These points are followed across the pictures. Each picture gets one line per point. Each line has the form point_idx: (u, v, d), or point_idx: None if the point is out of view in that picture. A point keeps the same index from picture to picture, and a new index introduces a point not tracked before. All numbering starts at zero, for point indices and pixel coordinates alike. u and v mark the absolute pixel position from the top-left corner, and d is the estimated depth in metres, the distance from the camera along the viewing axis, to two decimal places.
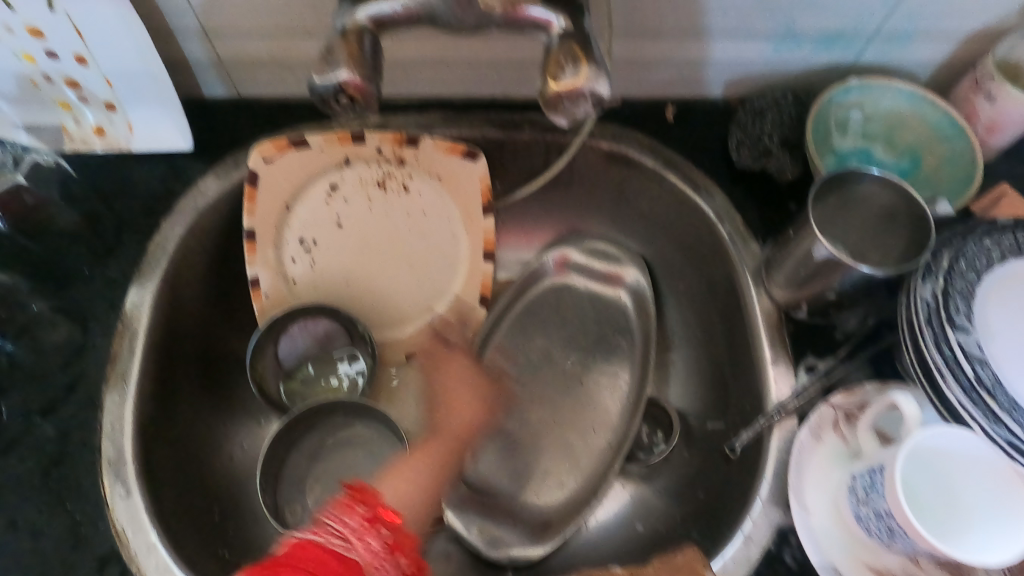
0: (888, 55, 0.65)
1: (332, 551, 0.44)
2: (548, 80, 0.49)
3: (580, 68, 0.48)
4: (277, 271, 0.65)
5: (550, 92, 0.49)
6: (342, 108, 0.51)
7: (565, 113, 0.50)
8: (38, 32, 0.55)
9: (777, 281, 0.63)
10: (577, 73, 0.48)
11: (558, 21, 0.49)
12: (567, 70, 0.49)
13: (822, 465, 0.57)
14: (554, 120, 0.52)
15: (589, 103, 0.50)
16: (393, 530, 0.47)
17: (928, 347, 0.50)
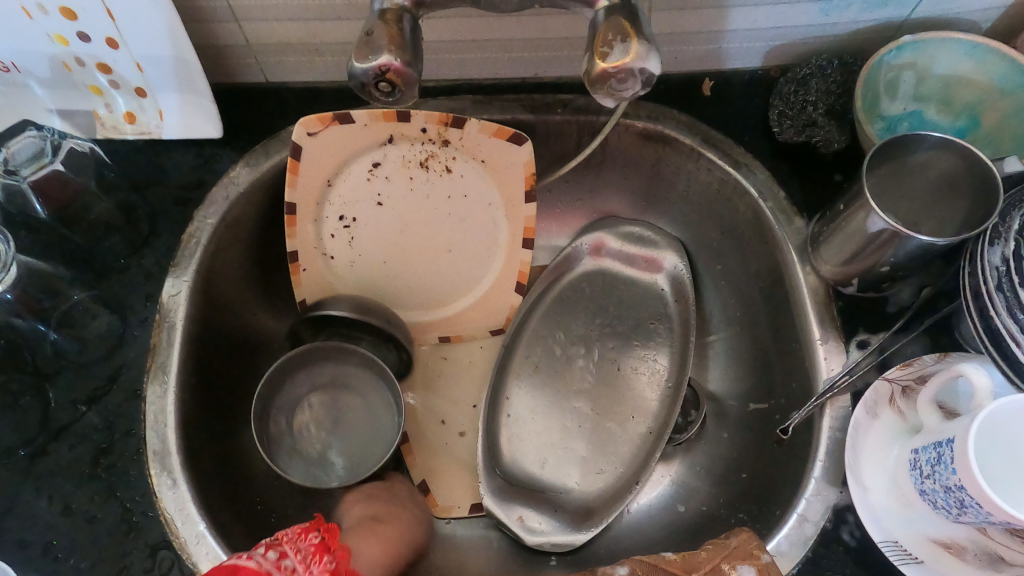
0: (945, 8, 0.60)
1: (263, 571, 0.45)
2: (594, 57, 0.46)
3: (634, 43, 0.45)
4: (316, 246, 0.68)
5: (596, 70, 0.46)
6: (381, 95, 0.48)
7: (612, 92, 0.46)
8: (70, 14, 0.55)
9: (824, 258, 0.60)
10: (630, 50, 0.45)
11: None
12: (614, 48, 0.45)
13: (879, 441, 0.54)
14: (603, 102, 0.48)
15: (638, 82, 0.46)
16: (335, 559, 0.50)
17: (998, 312, 0.47)
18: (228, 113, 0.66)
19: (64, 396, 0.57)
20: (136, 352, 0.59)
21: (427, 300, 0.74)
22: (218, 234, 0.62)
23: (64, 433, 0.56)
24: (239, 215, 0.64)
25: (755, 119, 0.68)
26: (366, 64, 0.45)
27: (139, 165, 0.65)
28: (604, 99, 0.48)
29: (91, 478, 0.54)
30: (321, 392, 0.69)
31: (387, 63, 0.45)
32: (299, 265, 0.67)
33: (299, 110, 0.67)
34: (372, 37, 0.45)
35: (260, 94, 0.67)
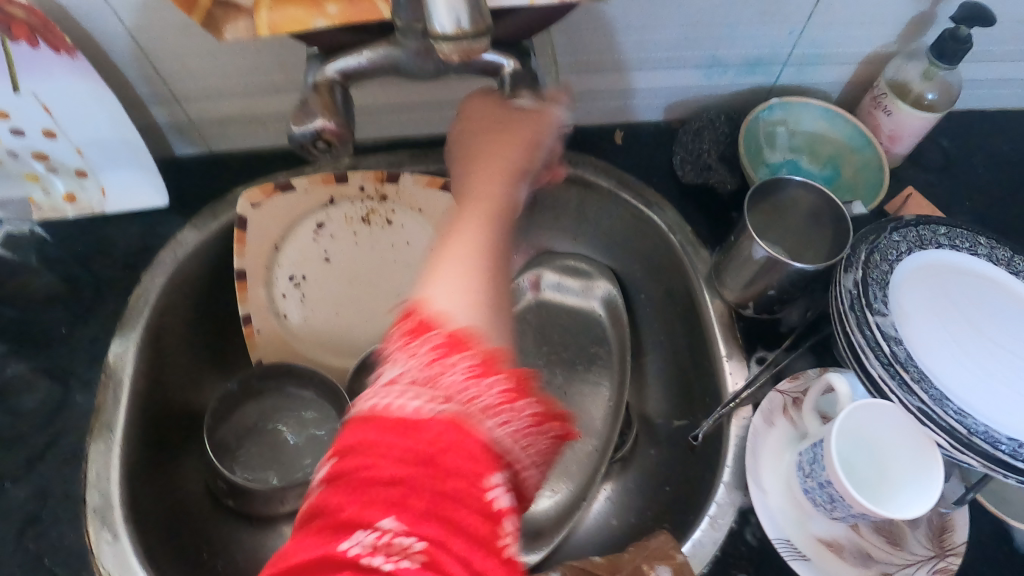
0: (803, 76, 0.74)
1: (375, 417, 0.33)
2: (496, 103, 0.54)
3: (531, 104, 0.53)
4: (269, 306, 0.72)
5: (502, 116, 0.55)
6: (318, 152, 0.52)
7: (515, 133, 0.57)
8: (4, 113, 0.61)
9: (729, 286, 0.68)
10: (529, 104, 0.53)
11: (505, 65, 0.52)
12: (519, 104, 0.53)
13: (774, 449, 0.60)
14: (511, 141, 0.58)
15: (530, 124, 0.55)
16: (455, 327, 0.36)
17: (853, 329, 0.55)
18: (173, 181, 0.71)
19: (13, 460, 0.60)
20: (85, 412, 0.62)
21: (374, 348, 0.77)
22: (164, 294, 0.66)
23: (17, 496, 0.59)
24: (187, 275, 0.68)
25: (660, 166, 0.77)
26: (303, 126, 0.50)
27: (87, 235, 0.69)
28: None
29: (15, 550, 0.57)
30: (268, 422, 0.73)
31: (322, 127, 0.50)
32: (254, 327, 0.71)
33: (244, 173, 0.72)
34: (309, 103, 0.50)
35: (207, 162, 0.73)
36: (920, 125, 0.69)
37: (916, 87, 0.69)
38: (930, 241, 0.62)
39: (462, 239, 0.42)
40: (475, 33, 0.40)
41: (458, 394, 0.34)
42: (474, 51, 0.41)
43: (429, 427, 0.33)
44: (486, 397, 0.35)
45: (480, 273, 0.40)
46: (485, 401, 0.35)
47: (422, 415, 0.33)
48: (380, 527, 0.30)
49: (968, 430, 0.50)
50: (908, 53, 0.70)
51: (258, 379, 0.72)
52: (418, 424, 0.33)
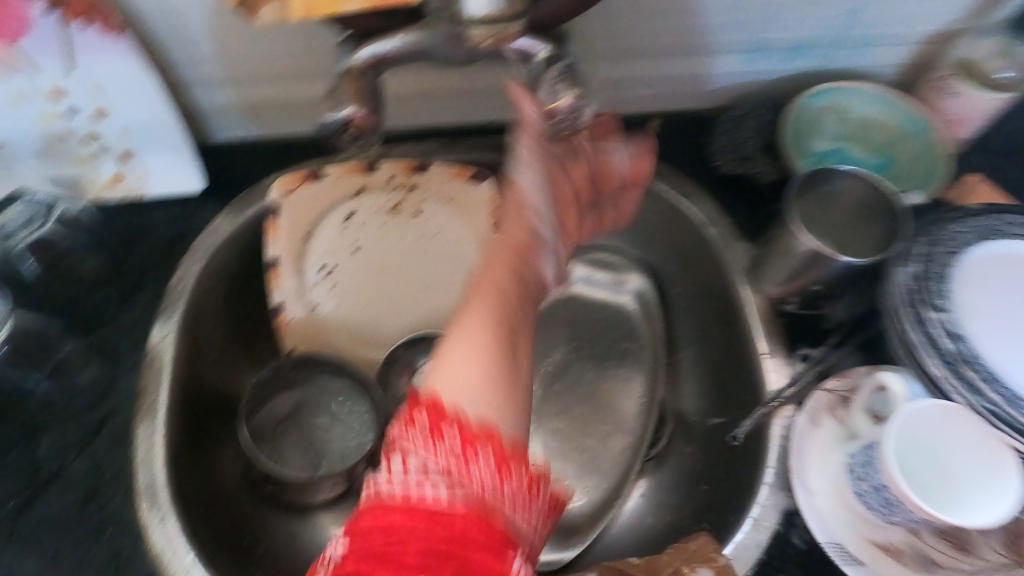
0: (850, 61, 0.72)
1: (401, 506, 0.36)
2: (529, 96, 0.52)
3: (566, 91, 0.50)
4: (299, 296, 0.71)
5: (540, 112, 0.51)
6: (348, 141, 0.51)
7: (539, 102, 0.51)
8: (60, 92, 0.60)
9: (769, 279, 0.65)
10: (564, 93, 0.50)
11: (541, 48, 0.49)
12: (554, 90, 0.50)
13: (822, 450, 0.58)
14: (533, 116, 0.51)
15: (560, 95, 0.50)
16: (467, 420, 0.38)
17: (909, 326, 0.52)
18: (208, 168, 0.71)
19: (61, 441, 0.60)
20: (125, 397, 0.62)
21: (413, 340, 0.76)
22: (202, 280, 0.66)
23: (77, 470, 0.59)
24: (222, 262, 0.68)
25: (698, 155, 0.75)
26: (332, 115, 0.48)
27: (127, 221, 0.69)
28: (540, 130, 0.52)
29: (79, 521, 0.58)
30: (299, 413, 0.73)
31: (349, 114, 0.48)
32: (288, 315, 0.71)
33: (278, 161, 0.72)
34: (337, 92, 0.48)
35: (243, 149, 0.72)
36: (986, 106, 0.66)
37: (989, 66, 0.66)
38: (997, 231, 0.58)
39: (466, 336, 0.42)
40: (506, 16, 0.43)
41: (478, 484, 0.37)
42: (506, 35, 0.44)
43: (453, 518, 0.36)
44: (503, 487, 0.38)
45: (493, 351, 0.41)
46: (501, 493, 0.37)
47: (444, 508, 0.36)
48: None
49: None
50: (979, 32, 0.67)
51: (290, 366, 0.71)
52: (444, 514, 0.36)
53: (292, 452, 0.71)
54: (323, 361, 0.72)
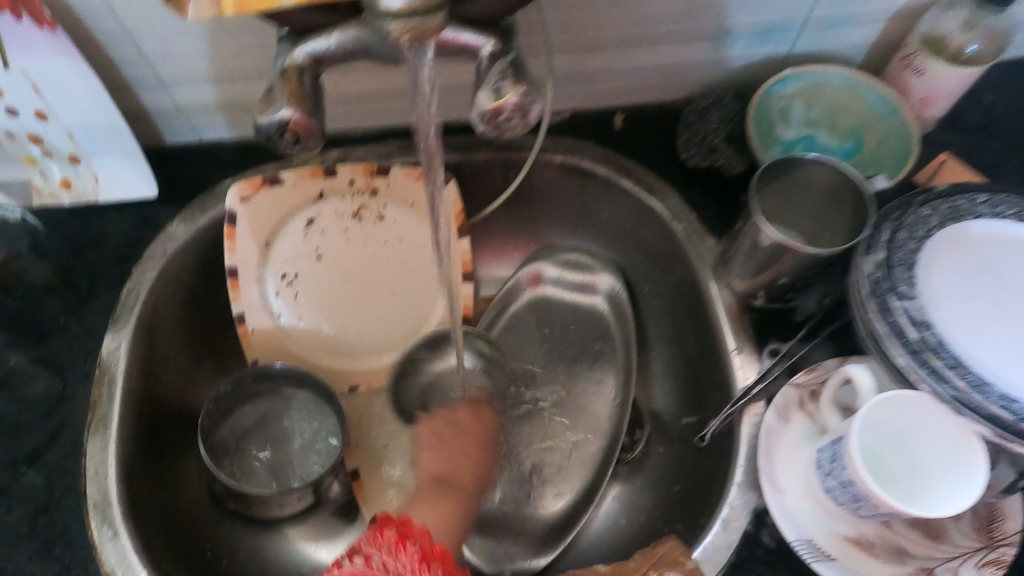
0: (820, 43, 0.70)
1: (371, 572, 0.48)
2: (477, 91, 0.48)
3: (511, 86, 0.46)
4: (262, 306, 0.69)
5: (489, 108, 0.47)
6: (287, 146, 0.47)
7: (489, 87, 0.47)
8: None
9: (734, 273, 0.65)
10: (508, 89, 0.46)
11: (486, 44, 0.47)
12: (498, 86, 0.47)
13: (791, 446, 0.56)
14: (481, 99, 0.47)
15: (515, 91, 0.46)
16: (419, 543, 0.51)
17: (872, 317, 0.51)
18: (162, 172, 0.69)
19: (8, 455, 0.58)
20: (79, 410, 0.60)
21: (384, 345, 0.75)
22: (157, 288, 0.64)
23: (28, 484, 0.57)
24: (179, 268, 0.65)
25: (664, 150, 0.74)
26: (269, 117, 0.45)
27: (80, 226, 0.67)
28: (488, 133, 0.49)
29: (28, 538, 0.55)
30: (261, 425, 0.70)
31: (286, 116, 0.45)
32: (248, 327, 0.68)
33: (233, 164, 0.70)
34: (275, 93, 0.46)
35: (196, 152, 0.70)
36: (957, 80, 0.64)
37: (956, 40, 0.64)
38: (968, 211, 0.57)
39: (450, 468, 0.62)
40: (425, 8, 0.37)
41: None
42: (427, 30, 0.37)
43: None
44: None
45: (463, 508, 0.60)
46: None
47: None
48: None
49: (1016, 415, 0.45)
50: (947, 2, 0.64)
51: (252, 379, 0.68)
52: None
53: (254, 465, 0.68)
54: (287, 373, 0.69)
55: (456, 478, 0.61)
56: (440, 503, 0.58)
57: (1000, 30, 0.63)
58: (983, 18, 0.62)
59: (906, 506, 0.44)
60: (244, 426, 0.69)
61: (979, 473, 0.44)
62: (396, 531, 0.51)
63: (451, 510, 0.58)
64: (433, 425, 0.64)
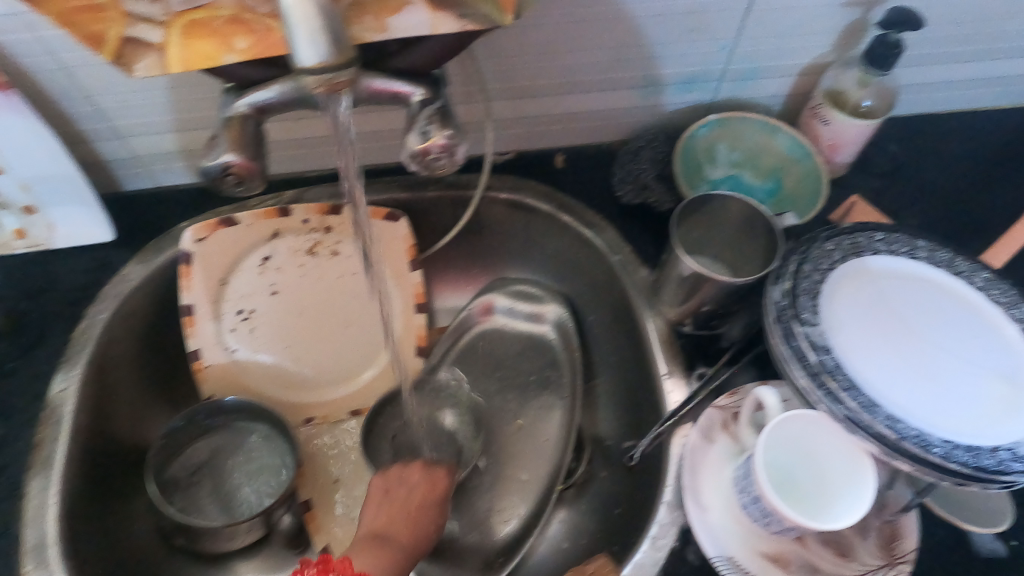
0: (740, 91, 0.77)
1: None
2: (409, 138, 0.51)
3: (437, 130, 0.51)
4: (216, 342, 0.70)
5: (419, 148, 0.51)
6: (231, 188, 0.50)
7: (416, 130, 0.51)
8: None
9: (665, 301, 0.69)
10: (434, 132, 0.51)
11: (415, 90, 0.50)
12: (426, 129, 0.51)
13: (714, 466, 0.59)
14: (409, 141, 0.51)
15: (443, 135, 0.51)
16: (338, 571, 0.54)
17: (777, 342, 0.55)
18: (120, 218, 0.73)
19: None
20: (22, 449, 0.61)
21: (337, 376, 0.76)
22: (109, 328, 0.65)
23: None
24: (133, 308, 0.67)
25: (601, 188, 0.79)
26: (211, 161, 0.48)
27: (38, 271, 0.70)
28: (419, 170, 0.53)
29: None
30: (213, 460, 0.70)
31: (228, 162, 0.48)
32: (204, 363, 0.69)
33: (190, 208, 0.73)
34: (217, 139, 0.49)
35: (154, 198, 0.74)
36: (859, 130, 0.71)
37: (853, 95, 0.71)
38: (867, 248, 0.61)
39: (390, 519, 0.62)
40: (337, 66, 0.41)
41: None
42: (338, 83, 0.42)
43: None
44: None
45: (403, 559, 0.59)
46: None
47: None
48: None
49: (897, 434, 0.48)
50: (844, 61, 0.72)
51: (206, 414, 0.69)
52: None
53: (206, 500, 0.68)
54: (241, 406, 0.70)
55: (394, 537, 0.61)
56: (372, 556, 0.58)
57: (892, 89, 0.71)
58: (874, 78, 0.69)
59: (808, 521, 0.47)
60: (196, 460, 0.69)
61: (870, 485, 0.48)
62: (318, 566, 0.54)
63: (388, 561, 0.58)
64: (381, 481, 0.65)
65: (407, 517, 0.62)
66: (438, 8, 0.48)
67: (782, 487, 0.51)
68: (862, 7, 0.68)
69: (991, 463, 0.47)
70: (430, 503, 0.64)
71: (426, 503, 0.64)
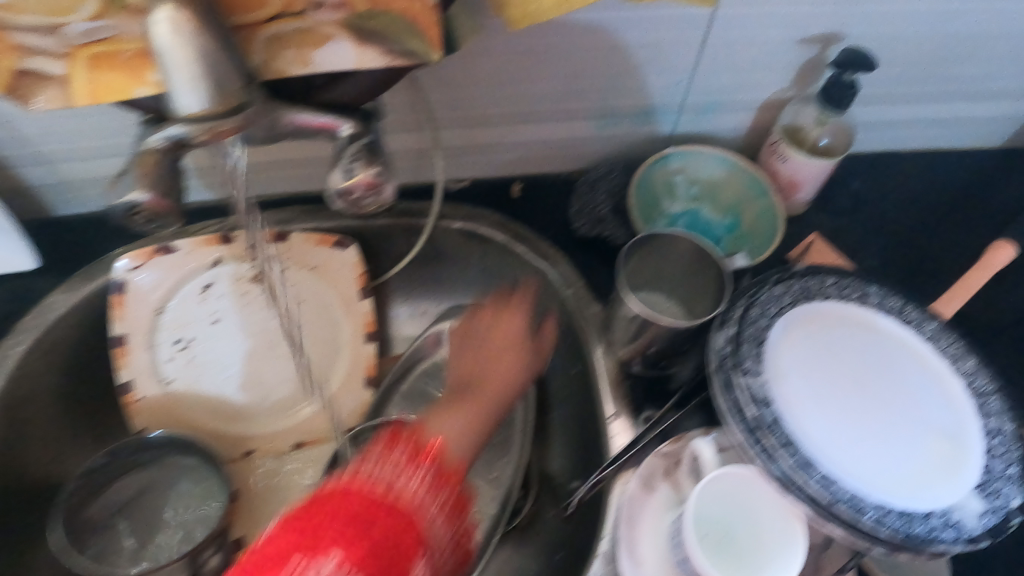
0: (699, 124, 0.76)
1: (375, 488, 0.42)
2: (333, 175, 0.49)
3: (363, 167, 0.48)
4: (152, 372, 0.68)
5: (343, 185, 0.48)
6: (143, 225, 0.43)
7: (342, 165, 0.48)
8: None
9: (616, 340, 0.67)
10: (360, 169, 0.48)
11: (344, 125, 0.48)
12: (351, 166, 0.48)
13: (653, 515, 0.57)
14: (332, 177, 0.49)
15: (370, 172, 0.48)
16: (437, 464, 0.46)
17: (719, 392, 0.53)
18: (50, 244, 0.71)
19: None
20: None
21: (279, 408, 0.73)
22: (27, 361, 0.63)
23: None
24: (57, 339, 0.65)
25: (557, 217, 0.78)
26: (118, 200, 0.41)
27: None
28: (347, 207, 0.51)
29: None
30: (136, 500, 0.67)
31: (137, 201, 0.41)
32: (136, 395, 0.67)
33: (127, 234, 0.71)
34: None
35: (89, 223, 0.72)
36: (818, 169, 0.70)
37: (812, 133, 0.71)
38: (817, 293, 0.60)
39: (494, 377, 0.57)
40: (221, 112, 0.39)
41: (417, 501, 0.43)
42: (223, 132, 0.39)
43: (396, 523, 0.41)
44: (433, 513, 0.43)
45: (489, 420, 0.54)
46: (427, 502, 0.43)
47: (396, 506, 0.42)
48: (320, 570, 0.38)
49: (832, 497, 0.47)
50: (802, 99, 0.71)
51: (132, 450, 0.66)
52: (388, 514, 0.41)
53: (124, 542, 0.65)
54: (168, 442, 0.67)
55: (489, 386, 0.56)
56: (450, 414, 0.52)
57: (849, 126, 0.71)
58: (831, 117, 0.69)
59: None
60: (118, 499, 0.66)
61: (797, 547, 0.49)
62: (409, 447, 0.46)
63: (469, 432, 0.51)
64: (462, 329, 0.62)
65: (488, 358, 0.58)
66: (363, 43, 0.44)
67: (719, 543, 0.50)
68: (819, 44, 0.67)
69: (922, 530, 0.47)
70: (519, 358, 0.59)
71: (497, 391, 0.56)
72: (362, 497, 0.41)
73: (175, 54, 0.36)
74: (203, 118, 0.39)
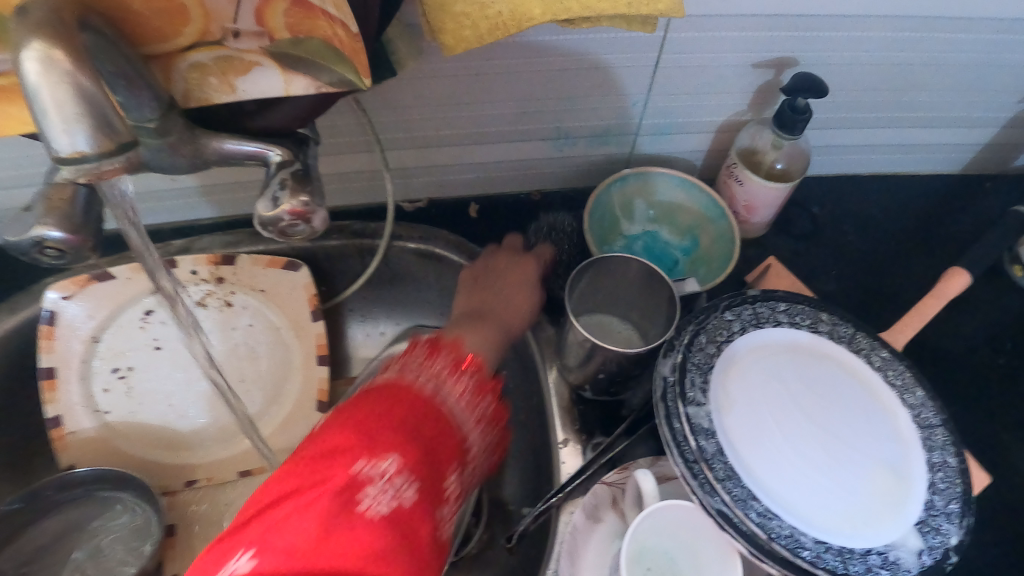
0: (658, 145, 0.75)
1: (423, 389, 0.50)
2: (259, 203, 0.46)
3: (288, 197, 0.45)
4: (85, 403, 0.66)
5: (267, 214, 0.46)
6: (51, 260, 0.42)
7: (267, 195, 0.46)
8: None
9: (569, 367, 0.65)
10: (285, 199, 0.45)
11: (272, 152, 0.46)
12: (276, 196, 0.45)
13: (598, 548, 0.55)
14: (259, 205, 0.46)
15: (297, 201, 0.45)
16: (477, 374, 0.54)
17: (662, 422, 0.51)
18: None
19: None
20: None
21: (224, 433, 0.71)
22: None
23: None
24: None
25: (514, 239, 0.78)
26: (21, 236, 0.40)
27: None
28: (275, 236, 0.48)
29: None
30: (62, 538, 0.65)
31: (45, 237, 0.39)
32: (64, 429, 0.66)
33: None
34: None
35: None
36: (771, 195, 0.69)
37: (767, 156, 0.69)
38: (768, 319, 0.59)
39: (512, 297, 0.66)
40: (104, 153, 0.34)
41: (462, 405, 0.51)
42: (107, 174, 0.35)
43: (435, 429, 0.48)
44: (470, 413, 0.52)
45: (506, 331, 0.64)
46: (467, 408, 0.52)
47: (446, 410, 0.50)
48: (386, 459, 0.42)
49: (768, 534, 0.46)
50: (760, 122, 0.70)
51: (56, 489, 0.64)
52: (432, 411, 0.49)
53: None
54: (96, 478, 0.65)
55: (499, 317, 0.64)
56: (473, 335, 0.59)
57: (806, 150, 0.69)
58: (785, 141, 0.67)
59: None
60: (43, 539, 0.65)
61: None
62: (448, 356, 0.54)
63: (487, 347, 0.59)
64: (471, 269, 0.69)
65: (498, 291, 0.66)
66: (286, 67, 0.42)
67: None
68: (773, 68, 0.66)
69: (858, 570, 0.46)
70: (529, 296, 0.68)
71: (512, 316, 0.65)
72: (417, 406, 0.48)
73: (46, 93, 0.32)
74: (84, 159, 0.34)
